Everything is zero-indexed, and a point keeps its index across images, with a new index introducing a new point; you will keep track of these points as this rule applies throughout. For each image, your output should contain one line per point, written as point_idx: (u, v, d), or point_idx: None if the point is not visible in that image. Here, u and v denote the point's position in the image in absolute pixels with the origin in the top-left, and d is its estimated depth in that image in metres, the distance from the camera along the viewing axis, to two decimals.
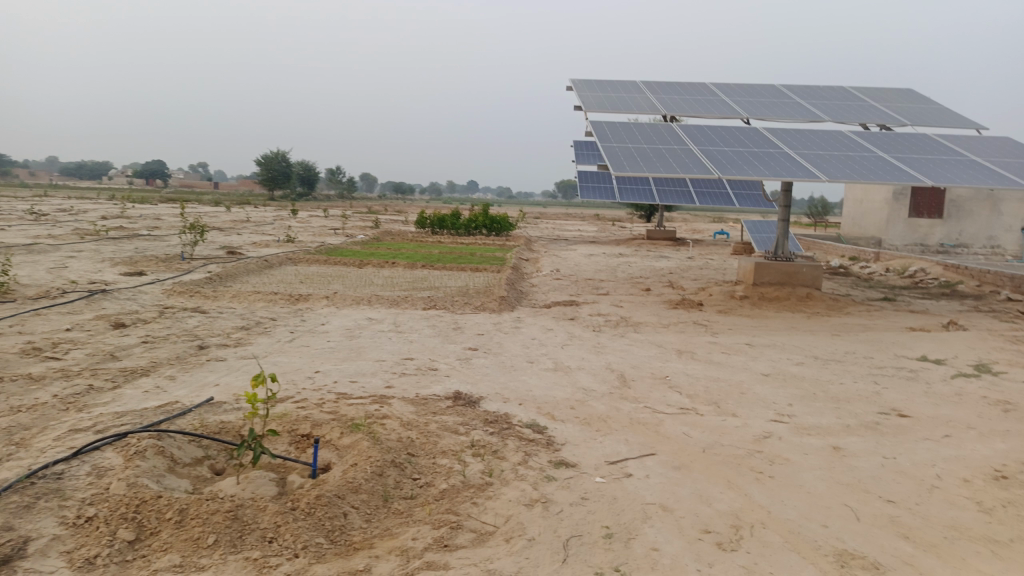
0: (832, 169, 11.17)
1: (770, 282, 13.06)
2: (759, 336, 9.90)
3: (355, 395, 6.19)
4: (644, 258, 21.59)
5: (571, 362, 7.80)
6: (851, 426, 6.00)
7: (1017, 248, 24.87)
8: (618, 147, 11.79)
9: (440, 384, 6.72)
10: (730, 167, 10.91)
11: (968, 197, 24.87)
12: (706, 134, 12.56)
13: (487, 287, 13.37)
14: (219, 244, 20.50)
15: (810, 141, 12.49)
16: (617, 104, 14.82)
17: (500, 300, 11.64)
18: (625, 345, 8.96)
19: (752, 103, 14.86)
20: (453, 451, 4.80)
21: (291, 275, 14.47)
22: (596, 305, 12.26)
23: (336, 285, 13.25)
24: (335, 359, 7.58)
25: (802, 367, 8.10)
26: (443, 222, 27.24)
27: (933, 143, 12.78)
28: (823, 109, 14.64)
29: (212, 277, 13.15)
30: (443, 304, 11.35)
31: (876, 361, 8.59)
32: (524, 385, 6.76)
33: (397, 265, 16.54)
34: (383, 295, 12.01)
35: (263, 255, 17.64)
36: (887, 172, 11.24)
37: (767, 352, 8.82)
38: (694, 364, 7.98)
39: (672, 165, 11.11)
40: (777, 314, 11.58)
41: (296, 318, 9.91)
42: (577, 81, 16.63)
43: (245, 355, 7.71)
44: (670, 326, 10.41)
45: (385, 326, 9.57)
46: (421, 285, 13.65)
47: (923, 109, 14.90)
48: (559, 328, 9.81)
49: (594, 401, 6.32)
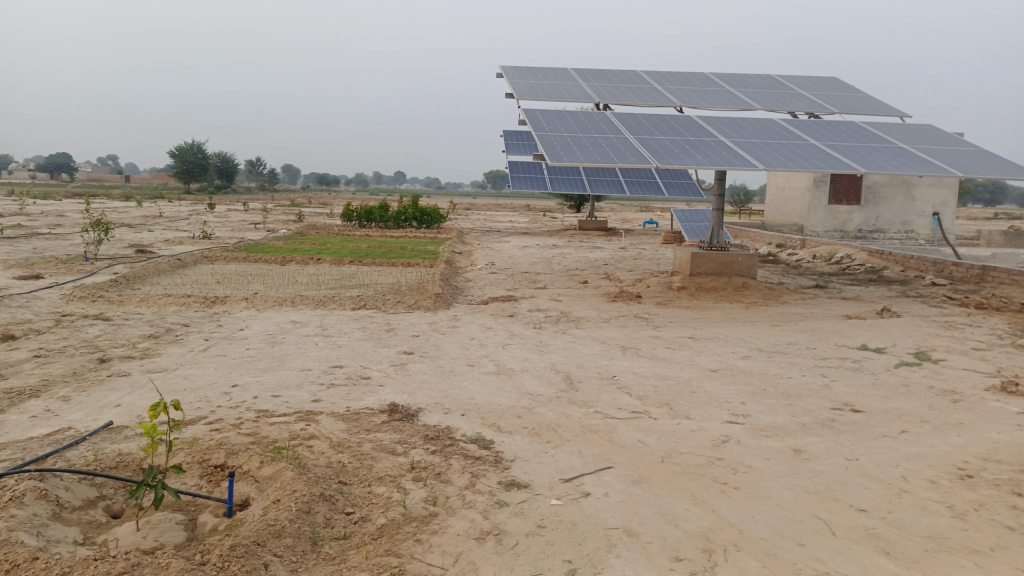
0: (768, 158, 11.06)
1: (706, 272, 12.96)
2: (702, 328, 9.70)
3: (278, 413, 5.57)
4: (578, 249, 21.37)
5: (514, 364, 7.36)
6: (809, 425, 5.76)
7: (928, 232, 25.91)
8: (552, 137, 11.37)
9: (373, 395, 6.16)
10: (668, 156, 10.66)
11: (883, 183, 25.88)
12: (641, 123, 12.29)
13: (420, 283, 12.78)
14: (129, 242, 19.14)
15: (743, 129, 12.39)
16: (549, 92, 14.42)
17: (434, 297, 11.10)
18: (567, 343, 8.58)
19: (685, 91, 14.70)
20: (391, 477, 4.28)
21: (208, 275, 13.50)
22: (534, 299, 11.88)
23: (257, 285, 12.40)
24: (256, 370, 6.89)
25: (750, 361, 7.89)
26: (372, 215, 26.39)
27: (862, 131, 12.88)
28: (753, 96, 14.63)
29: (119, 279, 12.10)
30: (374, 303, 10.71)
31: (820, 352, 8.49)
32: (465, 392, 6.27)
33: (323, 262, 15.75)
34: (308, 295, 11.27)
35: (176, 253, 16.51)
36: (821, 160, 11.21)
37: (713, 346, 8.59)
38: (640, 362, 7.66)
39: (608, 154, 10.77)
40: (716, 305, 11.45)
41: (212, 324, 9.11)
42: (507, 67, 16.13)
43: (154, 369, 6.93)
44: (612, 321, 10.10)
45: (312, 330, 8.89)
46: (350, 282, 12.96)
47: (848, 97, 15.09)
48: (498, 326, 9.35)
49: (541, 407, 5.89)
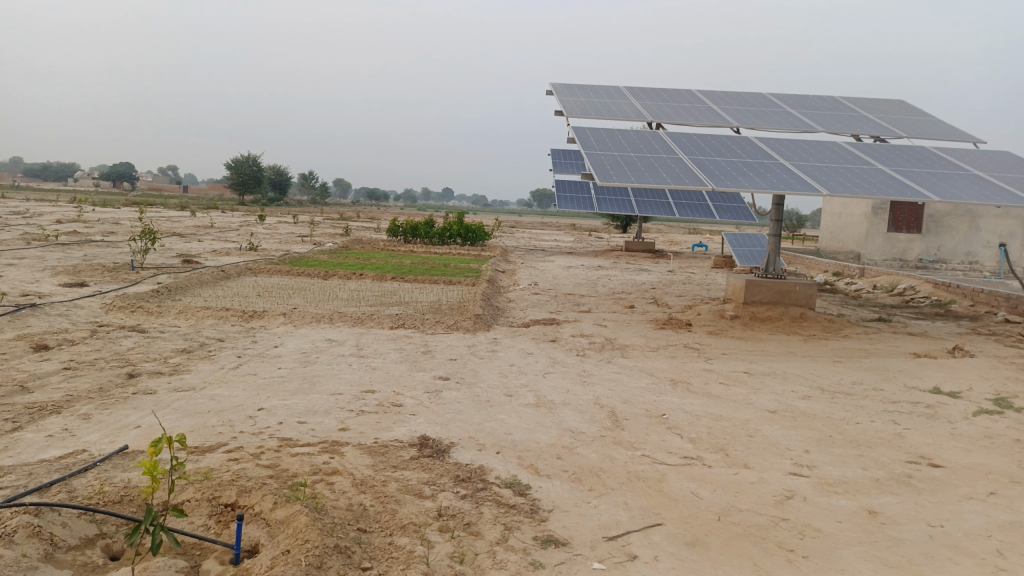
0: (833, 183, 10.42)
1: (761, 300, 12.31)
2: (757, 362, 9.10)
3: (301, 442, 5.22)
4: (625, 271, 20.81)
5: (555, 396, 6.90)
6: (882, 482, 5.16)
7: (994, 264, 24.62)
8: (603, 156, 10.93)
9: (404, 425, 5.78)
10: (724, 178, 10.12)
11: (946, 212, 24.66)
12: (696, 143, 11.77)
13: (460, 303, 12.44)
14: (177, 252, 19.34)
15: (805, 152, 11.77)
16: (600, 110, 14.01)
17: (474, 318, 10.71)
18: (613, 373, 8.08)
19: (742, 111, 14.13)
20: (415, 526, 3.87)
21: (249, 288, 13.39)
22: (578, 324, 11.41)
23: (296, 300, 12.21)
24: (285, 392, 6.58)
25: (811, 402, 7.28)
26: (417, 231, 26.27)
27: (934, 157, 12.12)
28: (814, 118, 13.97)
29: (161, 290, 12.04)
30: (412, 322, 10.38)
31: (888, 394, 7.83)
32: (501, 426, 5.84)
33: (364, 277, 15.55)
34: (346, 312, 11.00)
35: (221, 264, 16.53)
36: (889, 186, 10.52)
37: (769, 383, 7.99)
38: (691, 398, 7.11)
39: (662, 175, 10.28)
40: (772, 336, 10.80)
41: (246, 340, 8.87)
42: (557, 84, 15.77)
43: (180, 387, 6.67)
44: (660, 350, 9.57)
45: (346, 349, 8.58)
46: (390, 299, 12.68)
47: (916, 120, 14.32)
48: (540, 352, 8.92)
49: (584, 448, 5.42)
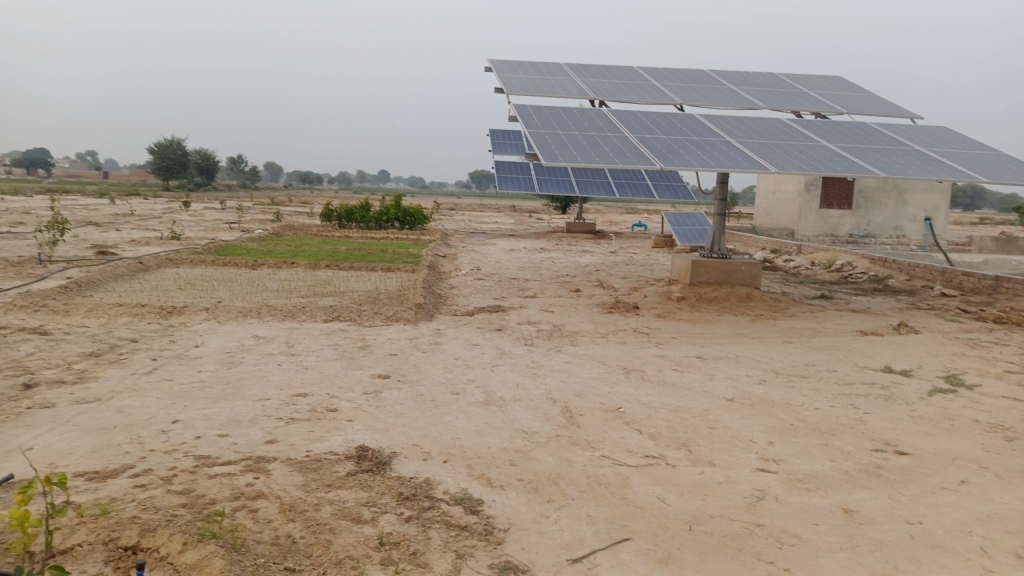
0: (780, 160, 10.22)
1: (707, 281, 12.11)
2: (709, 346, 8.84)
3: (221, 460, 4.62)
4: (567, 253, 20.49)
5: (504, 392, 6.43)
6: (852, 474, 4.90)
7: (920, 238, 25.37)
8: (546, 135, 10.45)
9: (339, 434, 5.22)
10: (672, 157, 9.79)
11: (875, 188, 25.26)
12: (640, 121, 11.42)
13: (400, 292, 11.83)
14: (90, 243, 18.03)
15: (750, 129, 11.56)
16: (541, 87, 13.51)
17: (415, 308, 10.15)
18: (563, 364, 7.67)
19: (684, 88, 13.86)
20: (354, 561, 3.36)
21: (170, 281, 12.45)
22: (524, 310, 10.97)
23: (222, 293, 11.38)
24: (205, 400, 5.91)
25: (768, 387, 7.03)
26: (352, 215, 25.34)
27: (875, 133, 12.10)
28: (756, 95, 13.81)
29: (70, 286, 11.02)
30: (348, 314, 9.74)
31: (842, 376, 7.66)
32: (448, 429, 5.35)
33: (297, 266, 14.73)
34: (276, 305, 10.27)
35: (139, 256, 15.44)
36: (834, 163, 10.39)
37: (723, 368, 7.72)
38: (647, 388, 6.76)
39: (608, 154, 9.88)
40: (720, 318, 10.59)
41: (164, 340, 8.09)
42: (496, 61, 15.19)
43: (84, 398, 5.92)
44: (610, 336, 9.21)
45: (276, 347, 7.91)
46: (324, 290, 11.97)
47: (854, 97, 14.33)
48: (486, 343, 8.44)
49: (538, 452, 4.98)
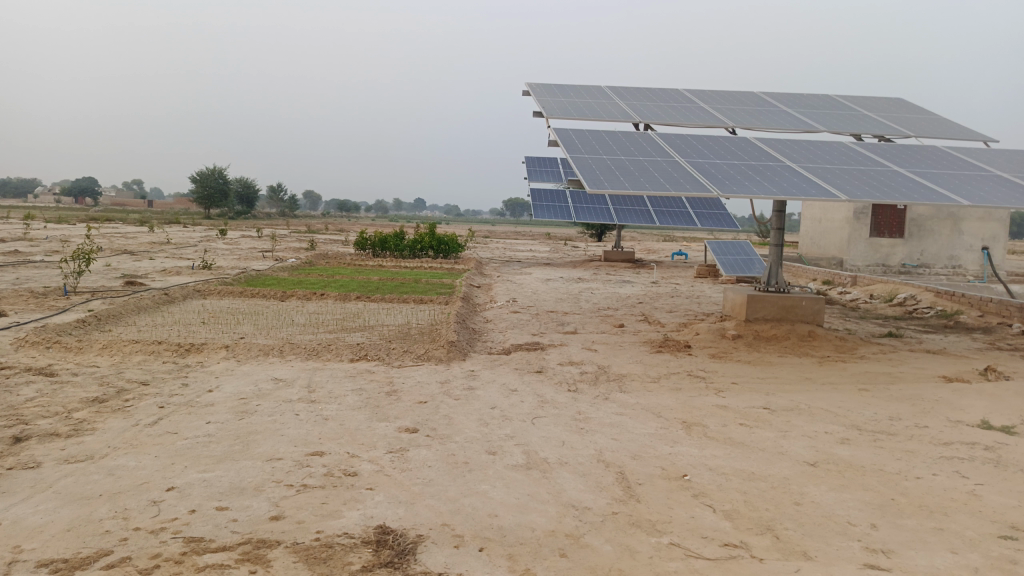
0: (849, 187, 9.29)
1: (764, 317, 11.14)
2: (775, 394, 7.91)
3: (214, 545, 3.86)
4: (607, 284, 19.62)
5: (548, 452, 5.59)
6: (984, 573, 3.94)
7: (978, 269, 23.97)
8: (590, 160, 9.68)
9: (358, 508, 4.43)
10: (730, 183, 8.94)
11: (928, 216, 23.93)
12: (692, 145, 10.60)
13: (432, 327, 11.10)
14: (120, 272, 17.72)
15: (811, 153, 10.67)
16: (583, 111, 12.81)
17: (449, 345, 9.40)
18: (614, 415, 6.81)
19: (736, 111, 13.04)
20: None
21: (194, 314, 11.89)
22: (565, 349, 10.15)
23: (246, 328, 10.77)
24: (209, 461, 5.19)
25: (853, 449, 6.07)
26: (386, 244, 24.81)
27: (949, 157, 11.10)
28: (813, 117, 12.92)
29: (89, 319, 10.51)
30: (376, 353, 9.02)
31: (936, 433, 6.67)
32: (484, 503, 4.54)
33: (327, 298, 14.12)
34: (300, 342, 9.60)
35: (167, 286, 15.02)
36: (909, 189, 9.43)
37: (796, 422, 6.79)
38: (713, 449, 5.87)
39: (658, 180, 9.06)
40: (782, 359, 9.63)
41: (176, 384, 7.43)
42: (534, 84, 14.53)
43: (73, 456, 5.22)
44: (662, 381, 8.33)
45: (296, 392, 7.19)
46: (352, 324, 11.30)
47: (920, 118, 13.35)
48: (525, 389, 7.62)
49: (594, 537, 4.14)
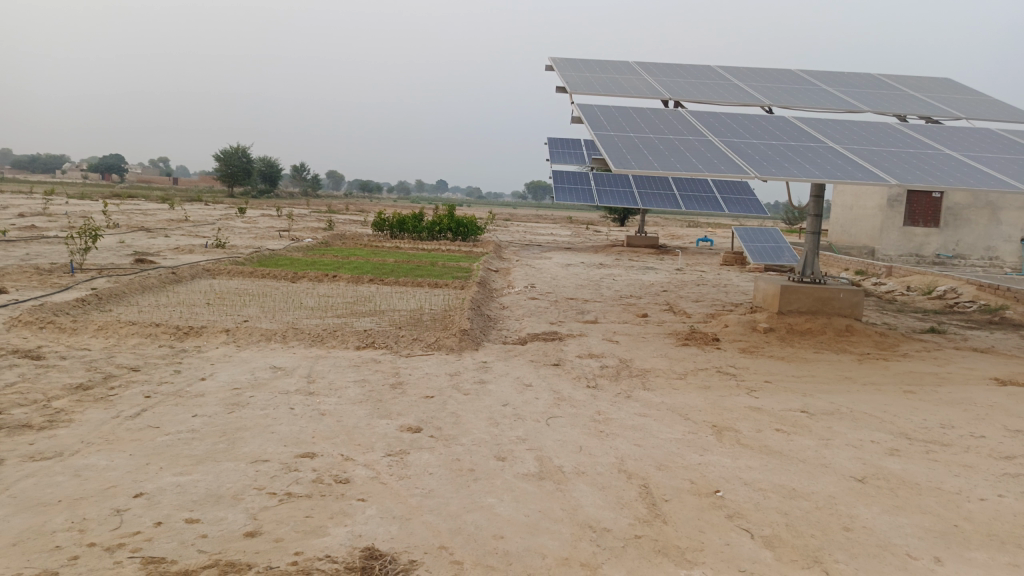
0: (898, 170, 8.57)
1: (798, 310, 10.46)
2: (812, 394, 7.28)
3: (175, 569, 3.35)
4: (629, 270, 18.98)
5: (564, 459, 5.03)
6: None
7: (1016, 260, 22.87)
8: (616, 138, 9.03)
9: (346, 524, 3.91)
10: (768, 165, 8.26)
11: (966, 205, 22.87)
12: (725, 124, 9.90)
13: (445, 313, 10.55)
14: (132, 249, 17.40)
15: (855, 134, 9.92)
16: (609, 87, 12.13)
17: (461, 333, 8.86)
18: (637, 416, 6.24)
19: (773, 89, 12.27)
20: None
21: (200, 295, 11.45)
22: (585, 339, 9.57)
23: (251, 310, 10.31)
24: (187, 462, 4.69)
25: (904, 461, 5.44)
26: (404, 225, 24.31)
27: (1004, 140, 10.29)
28: (855, 96, 12.12)
29: (89, 299, 10.10)
30: (384, 340, 8.50)
31: (995, 444, 6.01)
32: (490, 521, 4.00)
33: (338, 280, 13.63)
34: (304, 327, 9.10)
35: (176, 264, 14.62)
36: (963, 174, 8.68)
37: (838, 429, 6.16)
38: (747, 459, 5.27)
39: (690, 160, 8.41)
40: (818, 356, 8.99)
41: (167, 371, 6.95)
42: (558, 59, 13.85)
43: (40, 453, 4.75)
44: (689, 377, 7.73)
45: (294, 383, 6.68)
46: (362, 309, 10.79)
47: (970, 100, 12.48)
48: (541, 384, 7.05)
49: (614, 569, 3.58)
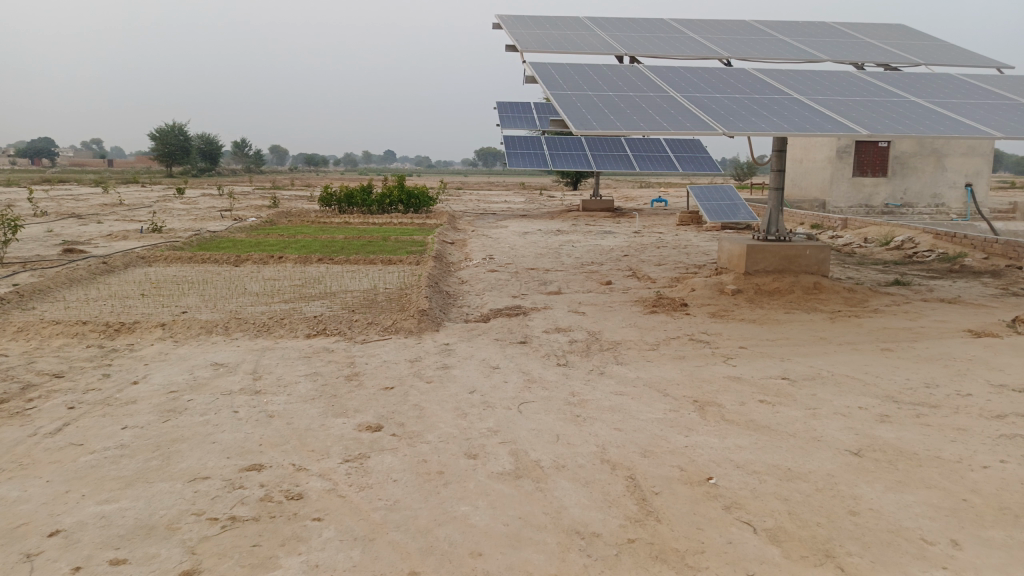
0: (867, 120, 8.25)
1: (765, 269, 10.16)
2: (791, 359, 6.98)
3: None
4: (587, 235, 18.57)
5: (541, 452, 4.60)
6: None
7: (961, 206, 23.19)
8: (574, 97, 8.50)
9: (300, 551, 3.40)
10: (735, 120, 7.84)
11: (912, 153, 23.03)
12: (685, 78, 9.44)
13: (401, 291, 9.98)
14: (61, 239, 16.27)
15: (818, 85, 9.57)
16: (560, 44, 11.54)
17: (419, 313, 8.31)
18: (614, 394, 5.83)
19: (729, 41, 11.84)
20: None
21: (134, 286, 10.62)
22: (550, 312, 9.13)
23: (190, 300, 9.56)
24: (113, 487, 4.10)
25: (897, 429, 5.15)
26: (353, 199, 23.42)
27: (965, 85, 10.07)
28: (813, 46, 11.77)
29: (8, 297, 9.21)
30: (336, 326, 7.90)
31: (984, 401, 5.78)
32: (465, 536, 3.53)
33: (285, 261, 12.88)
34: (248, 316, 8.43)
35: (108, 253, 13.65)
36: (931, 121, 8.40)
37: (823, 396, 5.85)
38: (736, 438, 4.91)
39: (654, 117, 7.94)
40: (790, 316, 8.72)
41: (94, 376, 6.27)
42: (506, 17, 13.17)
43: None
44: (662, 347, 7.35)
45: (238, 381, 6.09)
46: (311, 291, 10.13)
47: (926, 46, 12.25)
48: (508, 365, 6.58)
49: None
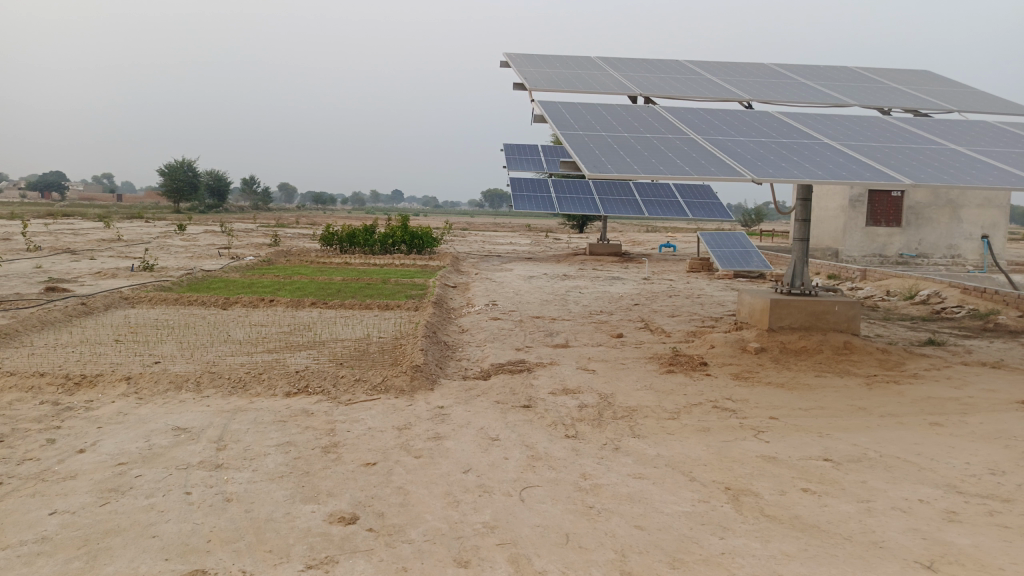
0: (906, 168, 7.56)
1: (790, 326, 9.38)
2: (830, 434, 6.17)
3: None
4: (596, 281, 17.88)
5: (547, 558, 3.79)
6: None
7: (977, 258, 22.39)
8: (587, 138, 7.86)
9: None
10: (765, 165, 7.17)
11: (926, 203, 22.37)
12: (707, 121, 8.81)
13: (395, 342, 9.22)
14: (47, 275, 15.61)
15: (849, 129, 8.93)
16: (572, 83, 10.98)
17: (413, 368, 7.54)
18: (633, 477, 5.02)
19: (749, 83, 11.27)
20: None
21: (110, 330, 9.90)
22: (557, 369, 8.34)
23: (166, 348, 8.81)
24: None
25: (971, 532, 4.32)
26: (355, 239, 22.79)
27: (1004, 133, 9.41)
28: (837, 90, 11.20)
29: None
30: (320, 382, 7.13)
31: None
32: None
33: (277, 305, 12.13)
34: (226, 368, 7.67)
35: (91, 293, 12.94)
36: (976, 170, 7.72)
37: (874, 485, 5.03)
38: (783, 543, 4.08)
39: (675, 161, 7.26)
40: (821, 380, 7.92)
41: (36, 441, 5.47)
42: (514, 56, 12.68)
43: None
44: (683, 416, 6.55)
45: (200, 451, 5.30)
46: (298, 340, 9.37)
47: (955, 92, 11.66)
48: (509, 437, 5.78)
49: None
